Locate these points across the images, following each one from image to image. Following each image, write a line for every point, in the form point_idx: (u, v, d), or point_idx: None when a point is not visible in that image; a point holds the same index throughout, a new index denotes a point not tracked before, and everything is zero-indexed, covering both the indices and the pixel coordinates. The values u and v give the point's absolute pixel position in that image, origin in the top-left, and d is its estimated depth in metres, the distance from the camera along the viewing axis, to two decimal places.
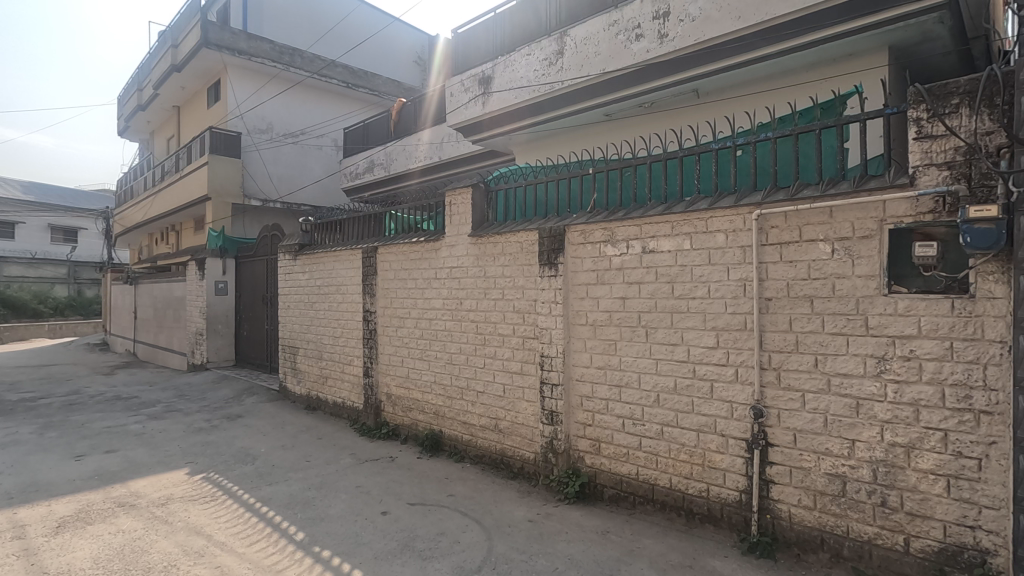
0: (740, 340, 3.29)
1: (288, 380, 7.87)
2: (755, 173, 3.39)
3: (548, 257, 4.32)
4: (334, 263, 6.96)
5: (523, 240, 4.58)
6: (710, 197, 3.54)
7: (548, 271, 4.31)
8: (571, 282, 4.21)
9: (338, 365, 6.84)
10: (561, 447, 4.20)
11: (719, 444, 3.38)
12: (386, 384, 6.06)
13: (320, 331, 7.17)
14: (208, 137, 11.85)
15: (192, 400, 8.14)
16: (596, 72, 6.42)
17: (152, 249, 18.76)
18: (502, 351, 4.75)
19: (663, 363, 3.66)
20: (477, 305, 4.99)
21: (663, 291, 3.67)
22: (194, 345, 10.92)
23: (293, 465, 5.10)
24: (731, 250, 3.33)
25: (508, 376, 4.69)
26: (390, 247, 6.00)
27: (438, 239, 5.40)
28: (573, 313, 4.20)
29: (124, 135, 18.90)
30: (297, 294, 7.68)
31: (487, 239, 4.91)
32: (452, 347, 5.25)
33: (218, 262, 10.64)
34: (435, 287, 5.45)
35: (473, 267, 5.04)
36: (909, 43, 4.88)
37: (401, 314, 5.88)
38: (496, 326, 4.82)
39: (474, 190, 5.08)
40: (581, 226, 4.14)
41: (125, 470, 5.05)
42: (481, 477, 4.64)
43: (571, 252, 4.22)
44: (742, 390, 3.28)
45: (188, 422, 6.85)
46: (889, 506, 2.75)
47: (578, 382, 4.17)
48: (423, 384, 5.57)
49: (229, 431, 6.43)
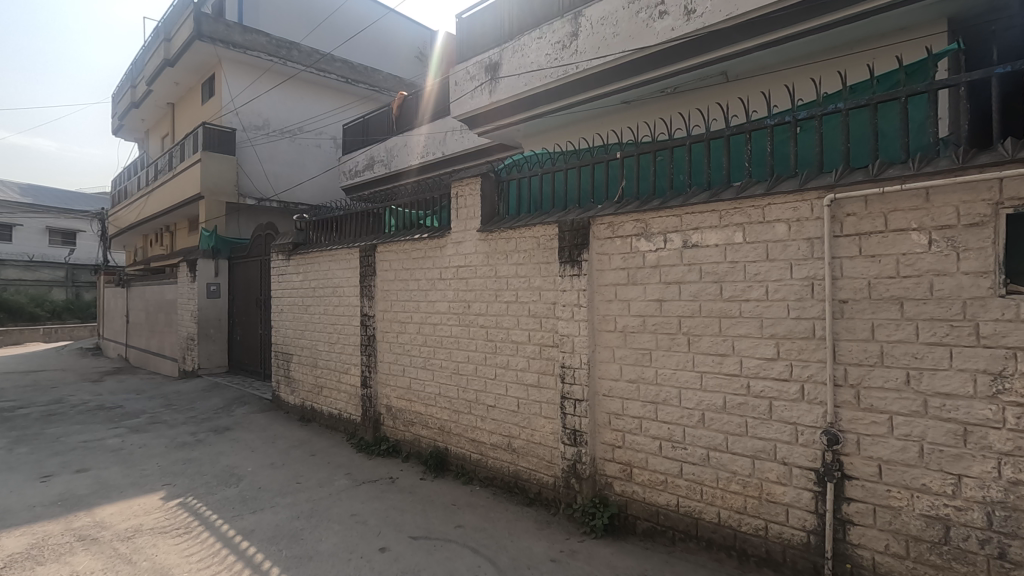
0: (807, 351, 2.76)
1: (281, 389, 7.34)
2: (821, 151, 2.85)
3: (569, 254, 3.78)
4: (330, 263, 6.44)
5: (540, 235, 4.04)
6: (764, 180, 3.01)
7: (570, 270, 3.78)
8: (596, 283, 3.68)
9: (334, 374, 6.31)
10: (586, 472, 3.65)
11: (780, 474, 2.84)
12: (386, 395, 5.52)
13: (315, 336, 6.65)
14: (200, 134, 11.33)
15: (179, 411, 7.60)
16: (614, 55, 5.90)
17: (147, 250, 18.26)
18: (514, 360, 4.22)
19: (709, 378, 3.12)
20: (487, 309, 4.46)
21: (709, 292, 3.13)
22: (185, 350, 10.40)
23: (282, 488, 4.55)
24: (796, 244, 2.80)
25: (522, 389, 4.16)
26: (390, 244, 5.48)
27: (444, 235, 4.87)
28: (599, 319, 3.66)
29: (119, 134, 18.41)
30: (291, 297, 7.16)
31: (498, 235, 4.37)
32: (458, 355, 4.72)
33: (210, 264, 10.14)
34: (440, 288, 4.92)
35: (482, 267, 4.51)
36: (970, 14, 4.34)
37: (402, 319, 5.35)
38: (508, 333, 4.28)
39: (483, 179, 4.58)
40: (609, 218, 3.60)
41: (93, 494, 4.50)
42: (493, 503, 4.09)
43: (596, 249, 3.68)
44: (809, 411, 2.75)
45: (171, 436, 6.31)
46: (1011, 561, 2.21)
47: (606, 398, 3.62)
48: (427, 397, 5.03)
49: (215, 446, 5.89)
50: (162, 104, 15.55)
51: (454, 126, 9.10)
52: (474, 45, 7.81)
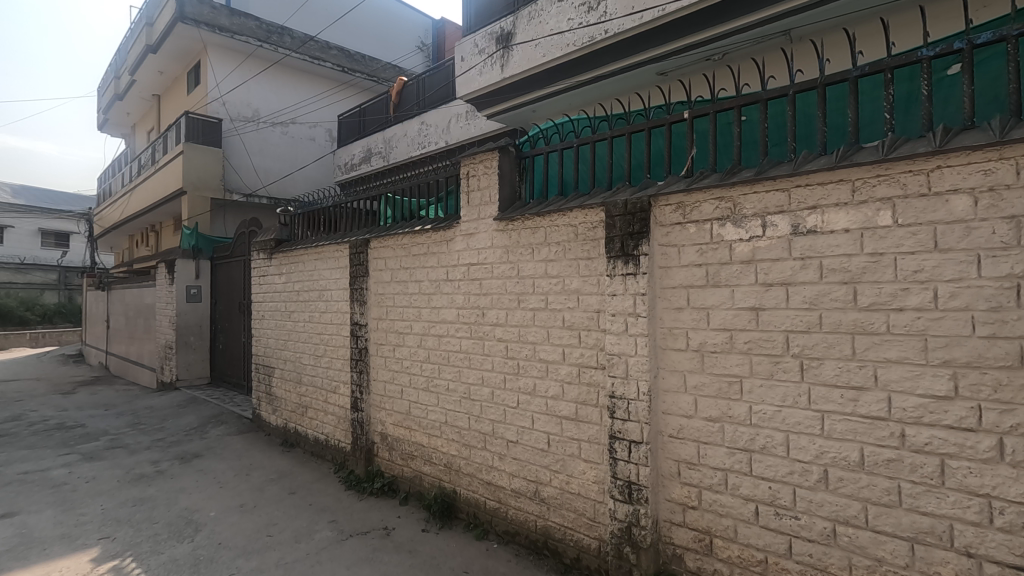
0: (1004, 389, 1.83)
1: (262, 407, 6.40)
2: (1014, 89, 1.92)
3: (620, 246, 2.84)
4: (315, 262, 5.51)
5: (578, 223, 3.11)
6: (921, 136, 2.07)
7: (622, 268, 2.82)
8: (659, 286, 2.74)
9: (319, 392, 5.38)
10: (645, 540, 2.70)
11: (962, 570, 1.90)
12: (380, 421, 4.59)
13: (299, 348, 5.71)
14: (183, 124, 10.37)
15: (146, 432, 6.64)
16: (651, 13, 4.96)
17: (134, 251, 17.28)
18: (541, 384, 3.29)
19: (835, 422, 2.19)
20: (507, 319, 3.52)
21: (835, 299, 2.19)
22: (163, 359, 9.45)
23: (247, 545, 3.61)
24: (988, 226, 1.87)
25: (555, 423, 3.22)
26: (386, 238, 4.54)
27: (452, 225, 3.93)
28: (663, 334, 2.73)
29: (105, 130, 17.48)
30: (272, 303, 6.22)
31: (521, 224, 3.44)
32: (469, 376, 3.78)
33: (190, 264, 9.23)
34: (446, 292, 3.98)
35: (500, 264, 3.57)
36: None
37: (400, 329, 4.41)
38: (535, 349, 3.34)
39: (501, 156, 3.66)
40: (678, 198, 2.68)
41: (7, 553, 3.56)
42: (517, 572, 3.14)
43: (658, 239, 2.75)
44: (1014, 480, 1.81)
45: (128, 466, 5.35)
46: None
47: (674, 440, 2.69)
48: (430, 425, 4.09)
49: (177, 480, 4.94)
50: (147, 97, 14.67)
51: (460, 113, 8.22)
52: (483, 15, 6.89)
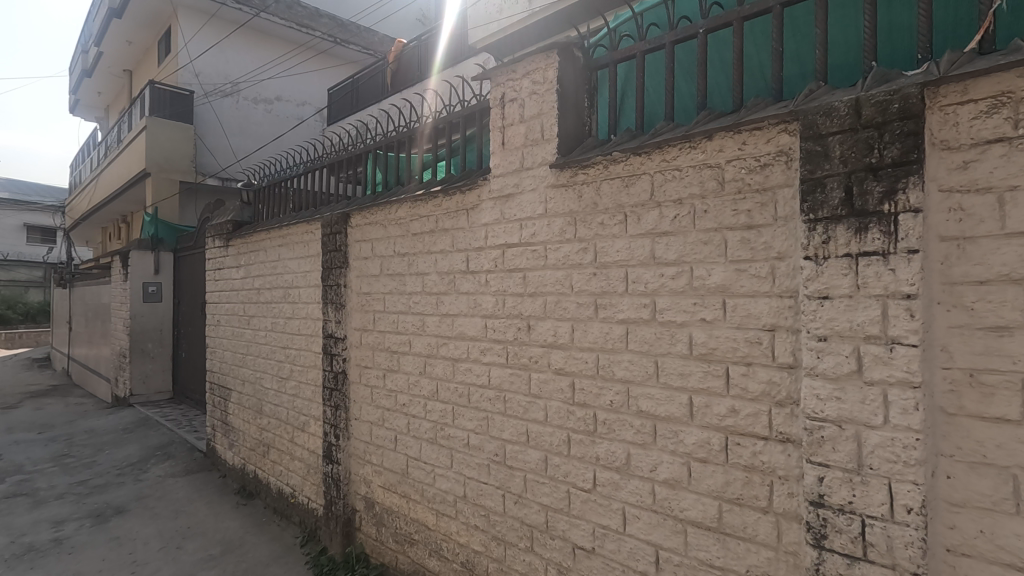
0: None
1: (216, 440, 4.94)
2: None
3: (845, 196, 1.37)
4: (280, 249, 4.05)
5: (725, 162, 1.64)
6: None
7: (851, 241, 1.36)
8: (937, 281, 1.29)
9: (283, 428, 3.92)
10: None
11: None
12: (365, 480, 3.13)
13: (259, 365, 4.25)
14: (147, 94, 8.86)
15: (70, 470, 5.15)
16: None
17: (108, 245, 15.70)
18: (641, 457, 1.84)
19: None
20: (572, 338, 2.06)
21: None
22: (117, 370, 7.94)
23: None
24: None
25: (675, 533, 1.75)
26: (374, 211, 3.08)
27: (476, 184, 2.47)
28: (953, 383, 1.27)
29: (77, 112, 15.99)
30: (228, 304, 4.76)
31: (601, 174, 1.97)
32: (504, 428, 2.32)
33: (149, 257, 7.76)
34: (465, 292, 2.52)
35: (560, 244, 2.11)
36: None
37: (394, 347, 2.94)
38: (628, 394, 1.88)
39: (560, 61, 2.17)
40: (998, 85, 1.22)
41: None
42: None
43: (941, 179, 1.29)
44: None
45: (18, 529, 3.87)
46: None
47: None
48: (437, 496, 2.65)
49: (77, 556, 3.48)
50: (117, 72, 13.16)
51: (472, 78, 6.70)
52: None
